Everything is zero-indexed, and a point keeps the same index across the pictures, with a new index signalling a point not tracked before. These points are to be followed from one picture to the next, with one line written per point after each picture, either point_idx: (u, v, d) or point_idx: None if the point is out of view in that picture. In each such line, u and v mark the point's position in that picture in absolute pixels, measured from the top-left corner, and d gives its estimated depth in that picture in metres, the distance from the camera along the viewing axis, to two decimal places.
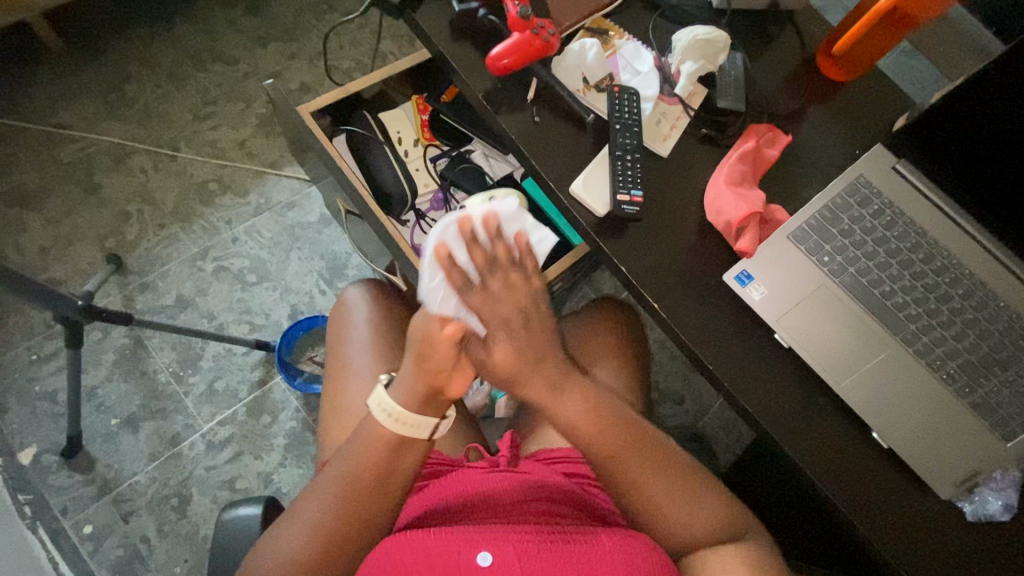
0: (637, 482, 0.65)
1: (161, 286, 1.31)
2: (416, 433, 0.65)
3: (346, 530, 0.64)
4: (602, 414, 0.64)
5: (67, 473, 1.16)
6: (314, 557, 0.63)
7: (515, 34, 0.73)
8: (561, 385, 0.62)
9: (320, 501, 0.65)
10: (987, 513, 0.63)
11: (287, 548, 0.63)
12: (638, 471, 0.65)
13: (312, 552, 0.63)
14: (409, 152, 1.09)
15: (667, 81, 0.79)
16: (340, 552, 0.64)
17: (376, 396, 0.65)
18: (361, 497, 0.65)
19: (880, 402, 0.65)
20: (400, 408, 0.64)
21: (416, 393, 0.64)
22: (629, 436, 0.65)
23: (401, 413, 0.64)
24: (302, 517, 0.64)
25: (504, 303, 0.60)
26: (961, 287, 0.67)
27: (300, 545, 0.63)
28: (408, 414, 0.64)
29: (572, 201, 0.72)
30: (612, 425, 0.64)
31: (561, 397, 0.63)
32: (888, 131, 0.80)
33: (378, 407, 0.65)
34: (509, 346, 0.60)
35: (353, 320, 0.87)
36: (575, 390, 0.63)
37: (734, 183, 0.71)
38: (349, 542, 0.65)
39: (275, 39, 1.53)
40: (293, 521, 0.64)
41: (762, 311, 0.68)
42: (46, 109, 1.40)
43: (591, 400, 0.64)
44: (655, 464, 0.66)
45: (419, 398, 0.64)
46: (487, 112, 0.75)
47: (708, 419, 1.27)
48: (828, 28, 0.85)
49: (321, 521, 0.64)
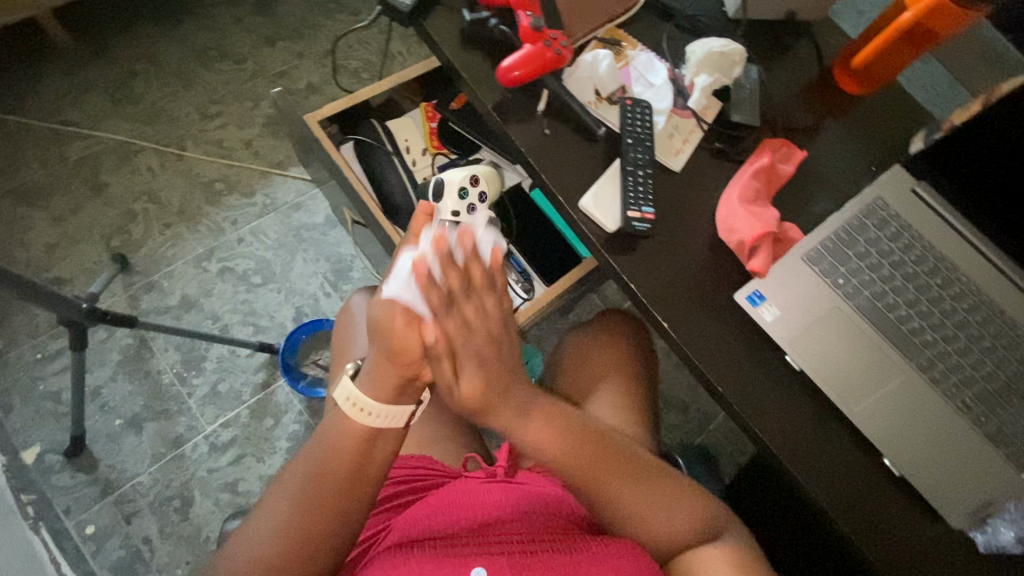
0: (605, 493, 0.65)
1: (166, 287, 1.30)
2: (380, 420, 0.64)
3: (320, 535, 0.62)
4: (565, 431, 0.65)
5: (70, 473, 1.16)
6: (287, 561, 0.61)
7: (527, 46, 0.71)
8: (526, 409, 0.64)
9: (292, 504, 0.62)
10: (997, 545, 0.60)
11: (262, 553, 0.60)
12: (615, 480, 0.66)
13: (285, 556, 0.60)
14: (417, 161, 1.08)
15: (680, 94, 0.77)
16: (316, 557, 0.62)
17: (341, 387, 0.65)
18: (340, 504, 0.63)
19: (892, 429, 0.64)
20: (361, 396, 0.63)
21: (386, 384, 0.63)
22: (593, 450, 0.66)
23: (365, 404, 0.63)
24: (276, 521, 0.61)
25: (479, 332, 0.61)
26: (980, 313, 0.66)
27: (271, 547, 0.60)
28: (373, 405, 0.63)
29: (582, 216, 0.71)
30: (577, 441, 0.65)
31: (521, 418, 0.64)
32: (905, 148, 0.78)
33: (342, 399, 0.64)
34: (478, 374, 0.61)
35: (356, 327, 0.86)
36: (536, 414, 0.64)
37: (748, 201, 0.70)
38: (324, 547, 0.62)
39: (283, 38, 1.52)
40: (267, 524, 0.62)
41: (773, 333, 0.66)
42: (53, 105, 1.40)
43: (556, 420, 0.66)
44: (622, 476, 0.66)
45: (389, 387, 0.63)
46: (496, 123, 0.74)
47: (713, 429, 1.26)
48: (846, 40, 0.84)
49: (292, 525, 0.61)
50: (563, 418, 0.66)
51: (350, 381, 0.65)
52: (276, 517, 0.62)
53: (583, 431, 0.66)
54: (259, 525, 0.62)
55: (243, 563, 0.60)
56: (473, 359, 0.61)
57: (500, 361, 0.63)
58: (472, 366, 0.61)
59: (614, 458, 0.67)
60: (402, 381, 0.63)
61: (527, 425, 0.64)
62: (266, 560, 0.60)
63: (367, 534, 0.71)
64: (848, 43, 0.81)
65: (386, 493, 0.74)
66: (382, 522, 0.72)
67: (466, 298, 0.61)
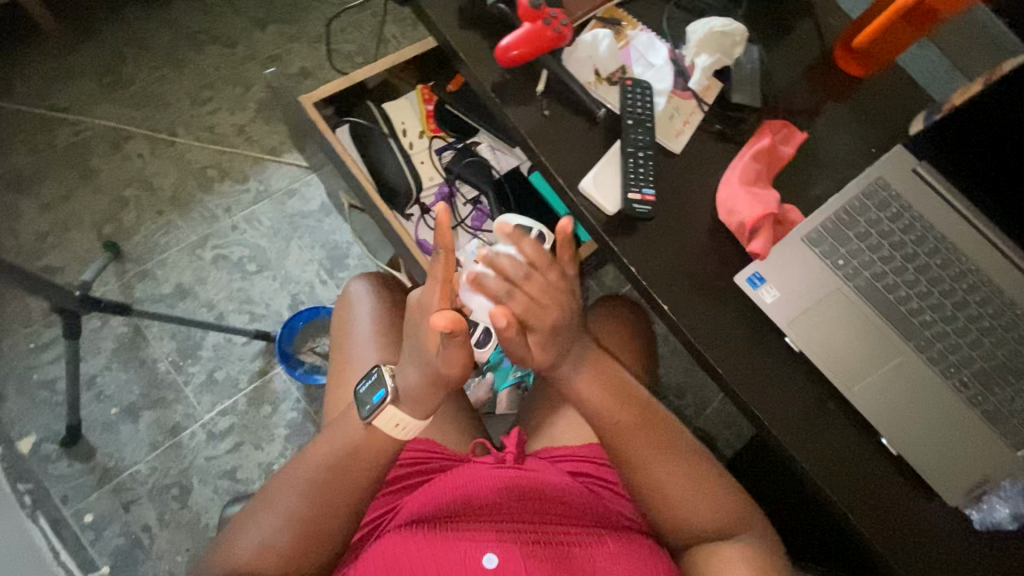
0: (638, 466, 0.66)
1: (160, 275, 1.29)
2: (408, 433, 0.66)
3: (327, 525, 0.62)
4: (615, 387, 0.67)
5: (67, 461, 1.16)
6: (298, 553, 0.61)
7: (526, 25, 0.70)
8: (579, 363, 0.66)
9: (298, 495, 0.62)
10: (993, 522, 0.62)
11: (273, 546, 0.60)
12: (667, 467, 0.65)
13: (296, 547, 0.61)
14: (413, 144, 1.07)
15: (681, 75, 0.76)
16: (323, 548, 0.62)
17: (384, 414, 0.64)
18: (343, 493, 0.63)
19: (890, 408, 0.64)
20: (408, 418, 0.65)
21: (425, 404, 0.65)
22: (636, 415, 0.67)
23: (409, 424, 0.65)
24: (287, 513, 0.61)
25: (548, 308, 0.61)
26: (979, 294, 0.66)
27: (283, 539, 0.61)
28: (420, 423, 0.66)
29: (582, 199, 0.70)
30: (627, 400, 0.67)
31: (578, 370, 0.66)
32: (905, 129, 0.77)
33: (385, 423, 0.64)
34: (545, 340, 0.63)
35: (356, 314, 0.84)
36: (589, 368, 0.67)
37: (748, 183, 0.69)
38: (329, 539, 0.62)
39: (275, 21, 1.49)
40: (276, 515, 0.61)
41: (775, 314, 0.67)
42: (41, 90, 1.37)
43: (608, 376, 0.67)
44: (660, 459, 0.66)
45: (428, 408, 0.65)
46: (495, 105, 0.73)
47: (710, 412, 1.26)
48: (848, 20, 0.83)
49: (303, 515, 0.62)
50: (612, 370, 0.68)
51: (392, 406, 0.64)
52: (286, 506, 0.62)
53: (629, 389, 0.68)
54: (269, 516, 0.61)
55: (252, 554, 0.60)
56: (543, 328, 0.62)
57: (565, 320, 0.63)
58: (543, 334, 0.62)
59: (652, 431, 0.67)
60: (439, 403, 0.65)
61: (578, 378, 0.66)
62: (273, 549, 0.60)
63: (372, 516, 0.71)
64: (849, 23, 0.81)
65: (390, 475, 0.73)
66: (389, 506, 0.71)
67: (527, 280, 0.61)
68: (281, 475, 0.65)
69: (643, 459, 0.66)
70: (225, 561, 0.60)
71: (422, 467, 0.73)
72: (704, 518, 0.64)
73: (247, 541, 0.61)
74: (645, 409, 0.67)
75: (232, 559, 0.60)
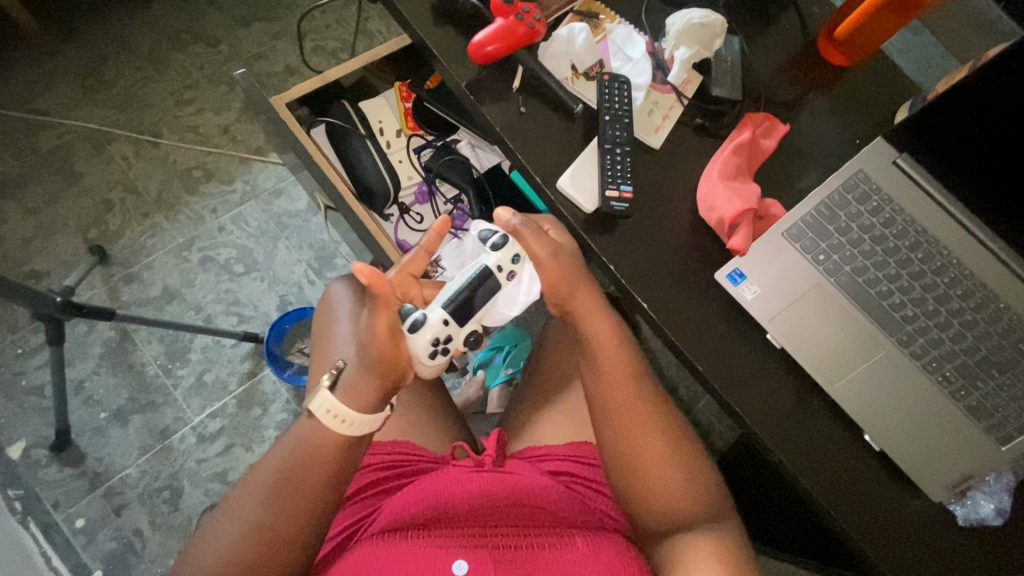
0: (627, 429, 0.66)
1: (146, 278, 1.28)
2: (338, 426, 0.64)
3: (291, 530, 0.61)
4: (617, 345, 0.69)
5: (57, 467, 1.16)
6: (262, 559, 0.60)
7: (498, 21, 0.69)
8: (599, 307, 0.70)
9: (265, 499, 0.61)
10: (976, 517, 0.61)
11: (237, 551, 0.59)
12: (641, 444, 0.65)
13: (257, 553, 0.60)
14: (391, 143, 1.06)
15: (659, 68, 0.75)
16: (289, 556, 0.61)
17: (320, 399, 0.64)
18: (321, 497, 0.62)
19: (870, 403, 0.64)
20: (341, 406, 0.64)
21: (364, 397, 0.64)
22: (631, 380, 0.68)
23: (345, 415, 0.63)
24: (252, 517, 0.61)
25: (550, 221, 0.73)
26: (960, 287, 0.65)
27: (247, 544, 0.60)
28: (356, 416, 0.64)
29: (560, 197, 0.69)
30: (626, 359, 0.69)
31: (598, 314, 0.69)
32: (889, 119, 0.76)
33: (320, 409, 0.64)
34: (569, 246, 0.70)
35: (335, 316, 0.83)
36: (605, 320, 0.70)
37: (728, 177, 0.68)
38: (296, 545, 0.61)
39: (257, 18, 1.47)
40: (240, 520, 0.61)
41: (755, 311, 0.66)
42: (23, 93, 1.36)
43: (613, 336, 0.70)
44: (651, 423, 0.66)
45: (368, 400, 0.64)
46: (469, 102, 0.72)
47: (703, 406, 1.26)
48: (832, 9, 0.81)
49: (268, 519, 0.60)
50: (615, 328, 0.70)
51: (330, 393, 0.64)
52: (252, 510, 0.61)
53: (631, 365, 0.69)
54: (236, 521, 0.61)
55: (217, 558, 0.59)
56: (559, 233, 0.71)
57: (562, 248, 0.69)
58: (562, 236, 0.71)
59: (637, 406, 0.67)
60: (382, 394, 0.65)
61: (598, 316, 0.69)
62: (245, 554, 0.59)
63: (347, 521, 0.70)
64: (833, 12, 0.79)
65: (366, 480, 0.72)
66: (367, 512, 0.70)
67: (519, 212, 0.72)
68: (247, 479, 0.64)
69: (633, 433, 0.66)
70: (193, 566, 0.60)
71: (402, 470, 0.73)
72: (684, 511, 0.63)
73: (214, 547, 0.60)
74: (638, 375, 0.69)
75: (200, 566, 0.59)
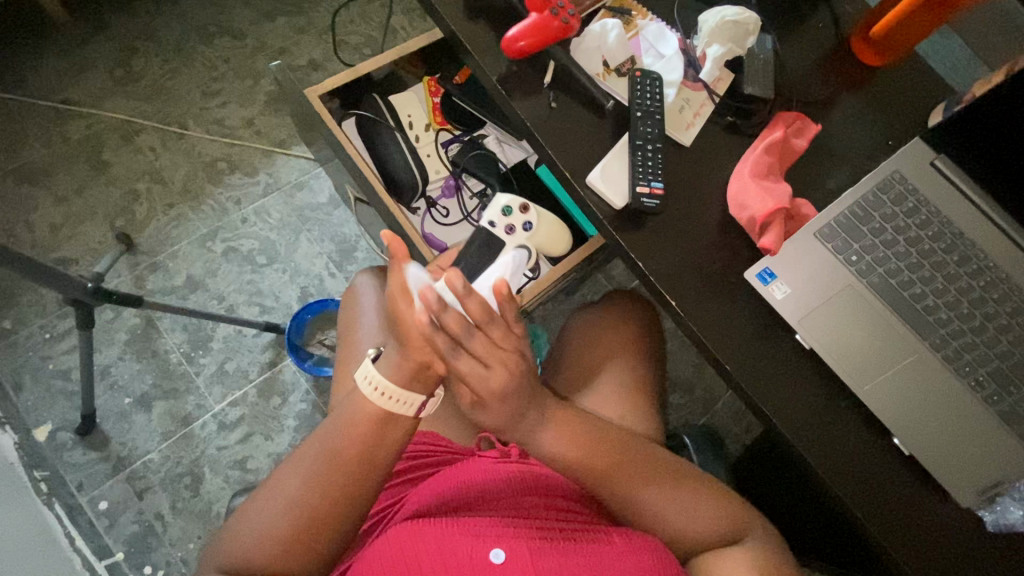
0: (616, 485, 0.66)
1: (171, 267, 1.30)
2: (380, 400, 0.64)
3: (328, 511, 0.62)
4: (581, 433, 0.67)
5: (82, 450, 1.18)
6: (299, 539, 0.61)
7: (533, 16, 0.70)
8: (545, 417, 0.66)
9: (303, 479, 0.62)
10: (1008, 523, 0.60)
11: (276, 530, 0.60)
12: (635, 481, 0.66)
13: (295, 533, 0.61)
14: (420, 137, 1.08)
15: (691, 66, 0.75)
16: (325, 537, 0.62)
17: (362, 368, 0.66)
18: (355, 481, 0.63)
19: (901, 407, 0.63)
20: (383, 379, 0.64)
21: (405, 369, 0.64)
22: (608, 449, 0.67)
23: (385, 387, 0.64)
24: (290, 497, 0.62)
25: (490, 374, 0.62)
26: (997, 291, 0.65)
27: (285, 523, 0.61)
28: (398, 391, 0.64)
29: (589, 193, 0.69)
30: (594, 444, 0.66)
31: (542, 424, 0.66)
32: (922, 121, 0.75)
33: (362, 379, 0.65)
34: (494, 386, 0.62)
35: (362, 307, 0.84)
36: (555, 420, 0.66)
37: (760, 176, 0.68)
38: (332, 526, 0.62)
39: (283, 13, 1.49)
40: (280, 500, 0.62)
41: (785, 311, 0.65)
42: (54, 83, 1.38)
43: (571, 425, 0.67)
44: (640, 472, 0.66)
45: (406, 373, 0.64)
46: (501, 96, 0.72)
47: (719, 408, 1.25)
48: (865, 9, 0.80)
49: (306, 499, 0.61)
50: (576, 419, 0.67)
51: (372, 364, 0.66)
52: (290, 491, 0.62)
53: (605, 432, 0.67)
54: (274, 501, 0.62)
55: (256, 537, 0.60)
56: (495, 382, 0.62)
57: (508, 373, 0.63)
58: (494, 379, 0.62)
59: (624, 458, 0.67)
60: (418, 367, 0.65)
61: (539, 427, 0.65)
62: (282, 534, 0.60)
63: (375, 510, 0.71)
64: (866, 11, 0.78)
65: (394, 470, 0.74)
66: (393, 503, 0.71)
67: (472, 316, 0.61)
68: (285, 462, 0.65)
69: (619, 483, 0.66)
70: (232, 545, 0.61)
71: (427, 461, 0.74)
72: (703, 523, 0.65)
73: (253, 527, 0.61)
74: (619, 444, 0.67)
75: (239, 545, 0.61)
